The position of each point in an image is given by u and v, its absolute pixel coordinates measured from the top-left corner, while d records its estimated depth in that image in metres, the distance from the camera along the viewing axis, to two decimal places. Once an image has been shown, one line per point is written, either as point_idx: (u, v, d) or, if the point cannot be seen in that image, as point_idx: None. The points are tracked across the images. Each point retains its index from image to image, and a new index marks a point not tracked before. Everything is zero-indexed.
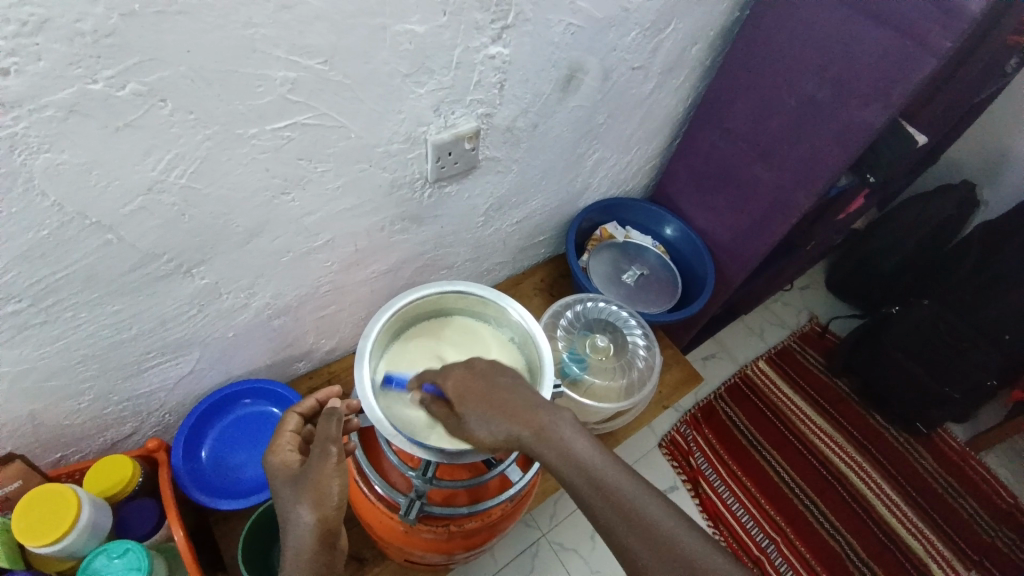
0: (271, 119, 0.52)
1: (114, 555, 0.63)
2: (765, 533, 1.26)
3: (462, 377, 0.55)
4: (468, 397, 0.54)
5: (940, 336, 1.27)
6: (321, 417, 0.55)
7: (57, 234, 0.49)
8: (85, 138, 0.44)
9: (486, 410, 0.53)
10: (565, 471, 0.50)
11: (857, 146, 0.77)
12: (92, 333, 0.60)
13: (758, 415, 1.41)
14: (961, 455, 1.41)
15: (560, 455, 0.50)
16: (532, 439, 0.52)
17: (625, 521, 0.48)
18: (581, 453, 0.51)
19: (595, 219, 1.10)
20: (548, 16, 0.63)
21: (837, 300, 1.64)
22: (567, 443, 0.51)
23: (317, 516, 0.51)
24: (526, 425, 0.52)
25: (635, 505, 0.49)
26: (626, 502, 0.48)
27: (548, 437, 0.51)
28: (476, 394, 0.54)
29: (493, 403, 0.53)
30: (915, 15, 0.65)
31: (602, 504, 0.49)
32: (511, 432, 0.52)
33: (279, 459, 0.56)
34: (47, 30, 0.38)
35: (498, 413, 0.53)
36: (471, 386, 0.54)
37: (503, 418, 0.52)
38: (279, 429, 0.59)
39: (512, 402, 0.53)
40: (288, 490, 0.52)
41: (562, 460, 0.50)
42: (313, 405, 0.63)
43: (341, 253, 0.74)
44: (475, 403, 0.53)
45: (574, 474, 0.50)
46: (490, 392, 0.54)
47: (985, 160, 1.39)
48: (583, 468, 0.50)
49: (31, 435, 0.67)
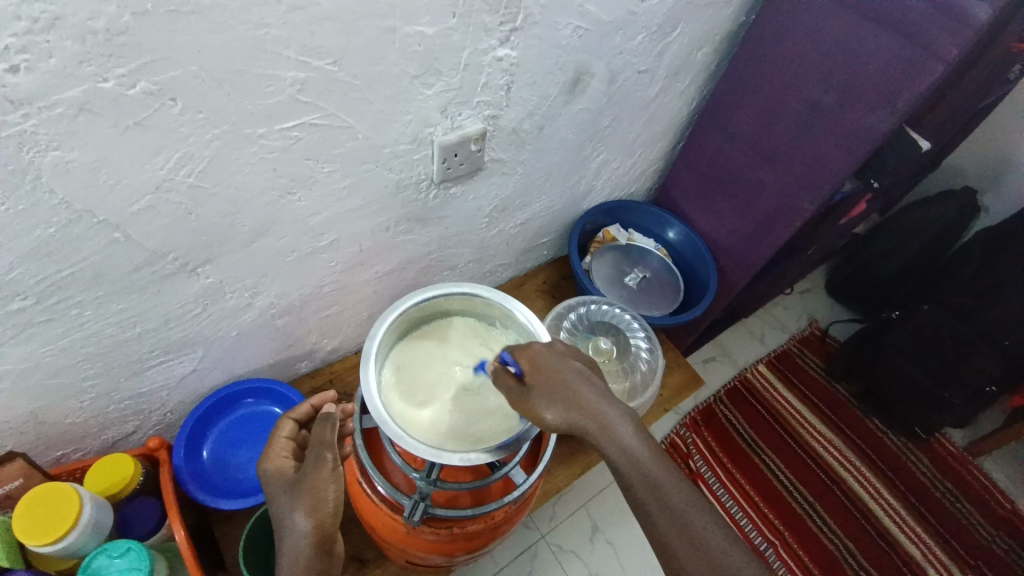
0: (279, 118, 0.52)
1: (114, 555, 0.62)
2: (764, 536, 1.25)
3: (541, 356, 0.59)
4: (542, 374, 0.58)
5: (940, 340, 1.27)
6: (316, 422, 0.56)
7: (64, 232, 0.49)
8: (95, 136, 0.44)
9: (558, 387, 0.57)
10: (617, 459, 0.54)
11: (863, 151, 0.77)
12: (97, 331, 0.60)
13: (758, 418, 1.42)
14: (959, 460, 1.41)
15: (618, 450, 0.54)
16: (592, 425, 0.55)
17: (664, 510, 0.52)
18: (636, 445, 0.55)
19: (599, 222, 1.10)
20: (556, 19, 0.63)
21: (837, 304, 1.65)
22: (624, 433, 0.55)
23: (313, 522, 0.51)
24: (589, 411, 0.56)
25: (675, 498, 0.52)
26: (668, 495, 0.52)
27: (607, 425, 0.55)
28: (550, 372, 0.58)
29: (563, 385, 0.57)
30: (923, 21, 0.65)
31: (648, 495, 0.53)
32: (575, 414, 0.56)
33: (274, 465, 0.56)
34: (60, 28, 0.37)
35: (566, 394, 0.57)
36: (546, 365, 0.59)
37: (571, 399, 0.56)
38: (273, 434, 0.59)
39: (580, 388, 0.57)
40: (285, 497, 0.52)
41: (616, 450, 0.54)
42: (308, 411, 0.62)
43: (346, 253, 0.73)
44: (550, 377, 0.58)
45: (624, 463, 0.54)
46: (565, 371, 0.58)
47: (987, 166, 1.40)
48: (636, 459, 0.54)
49: (33, 433, 0.66)
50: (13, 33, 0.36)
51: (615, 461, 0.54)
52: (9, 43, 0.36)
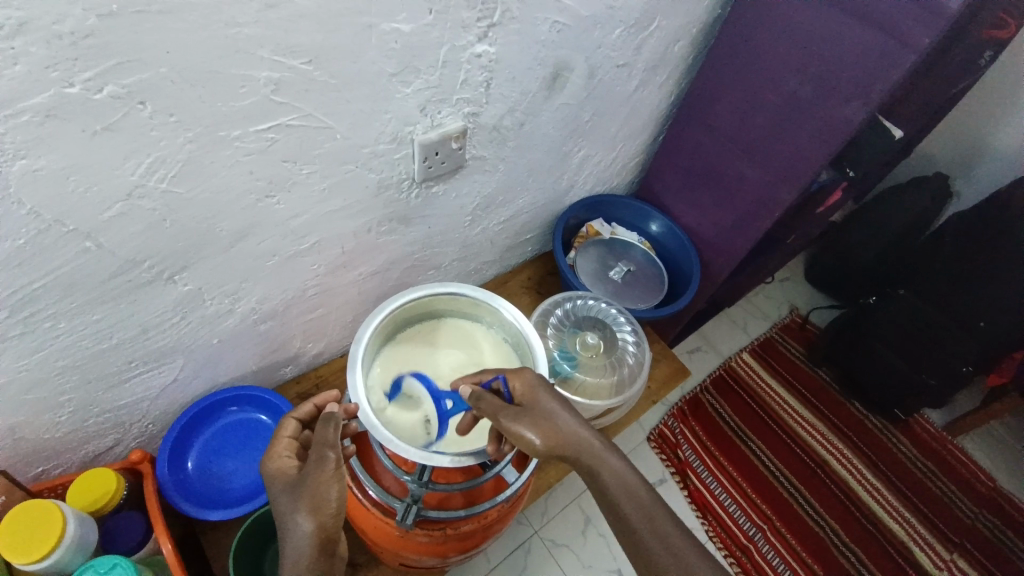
0: (256, 120, 0.51)
1: (100, 570, 0.61)
2: (752, 522, 1.27)
3: (534, 380, 0.60)
4: (535, 400, 0.59)
5: (918, 326, 1.30)
6: (318, 423, 0.55)
7: (34, 242, 0.47)
8: (65, 143, 0.43)
9: (552, 413, 0.58)
10: (608, 486, 0.56)
11: (839, 141, 0.78)
12: (73, 343, 0.58)
13: (743, 406, 1.43)
14: (939, 440, 1.45)
15: (611, 479, 0.56)
16: (582, 451, 0.57)
17: (645, 521, 0.54)
18: (625, 472, 0.57)
19: (582, 217, 1.10)
20: (534, 14, 0.63)
21: (817, 291, 1.67)
22: (614, 460, 0.57)
23: (315, 523, 0.50)
24: (581, 438, 0.57)
25: (654, 514, 0.54)
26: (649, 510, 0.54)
27: (597, 452, 0.57)
28: (542, 398, 0.59)
29: (556, 411, 0.58)
30: (896, 12, 0.66)
31: (640, 520, 0.54)
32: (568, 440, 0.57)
33: (276, 465, 0.55)
34: (26, 33, 0.36)
35: (559, 421, 0.58)
36: (539, 390, 0.59)
37: (564, 426, 0.58)
38: (276, 434, 0.58)
39: (570, 416, 0.59)
40: (285, 499, 0.51)
41: (607, 476, 0.56)
42: (311, 411, 0.61)
43: (328, 256, 0.72)
44: (544, 402, 0.58)
45: (615, 488, 0.56)
46: (557, 398, 0.59)
47: (957, 152, 1.43)
48: (626, 485, 0.56)
49: (10, 450, 0.64)
50: None
51: (605, 487, 0.56)
52: None
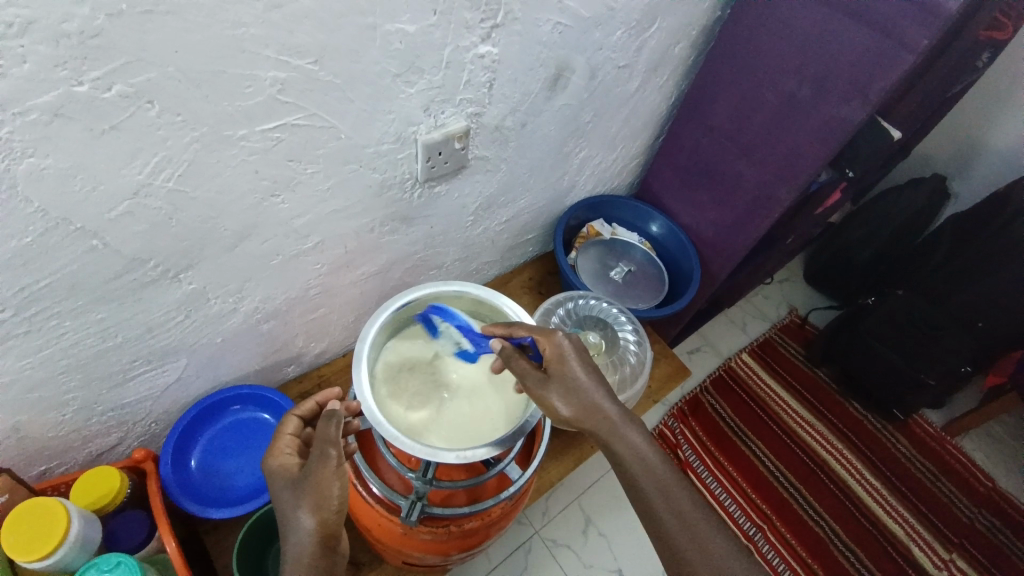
0: (260, 120, 0.51)
1: (105, 568, 0.61)
2: (752, 521, 1.28)
3: (564, 347, 0.60)
4: (562, 367, 0.59)
5: (914, 325, 1.30)
6: (321, 419, 0.54)
7: (40, 240, 0.47)
8: (71, 141, 0.43)
9: (577, 381, 0.58)
10: (623, 456, 0.57)
11: (837, 141, 0.79)
12: (76, 342, 0.58)
13: (743, 406, 1.44)
14: (937, 439, 1.45)
15: (624, 453, 0.57)
16: (602, 423, 0.58)
17: (663, 500, 0.55)
18: (642, 445, 0.57)
19: (582, 217, 1.10)
20: (536, 15, 0.63)
21: (816, 292, 1.68)
22: (633, 434, 0.57)
23: (317, 519, 0.51)
24: (603, 409, 0.58)
25: (671, 490, 0.55)
26: (668, 488, 0.55)
27: (617, 424, 0.58)
28: (569, 366, 0.59)
29: (582, 380, 0.59)
30: (894, 13, 0.67)
31: (656, 492, 0.55)
32: (590, 410, 0.58)
33: (278, 462, 0.55)
34: (33, 32, 0.36)
35: (583, 390, 0.58)
36: (567, 357, 0.59)
37: (588, 395, 0.58)
38: (278, 431, 0.59)
39: (595, 385, 0.59)
40: (287, 495, 0.52)
41: (623, 448, 0.57)
42: (313, 408, 0.61)
43: (330, 255, 0.73)
44: (571, 369, 0.59)
45: (630, 460, 0.57)
46: (586, 365, 0.60)
47: (954, 153, 1.44)
48: (641, 458, 0.57)
49: (12, 449, 0.64)
50: None
51: (620, 457, 0.57)
52: None
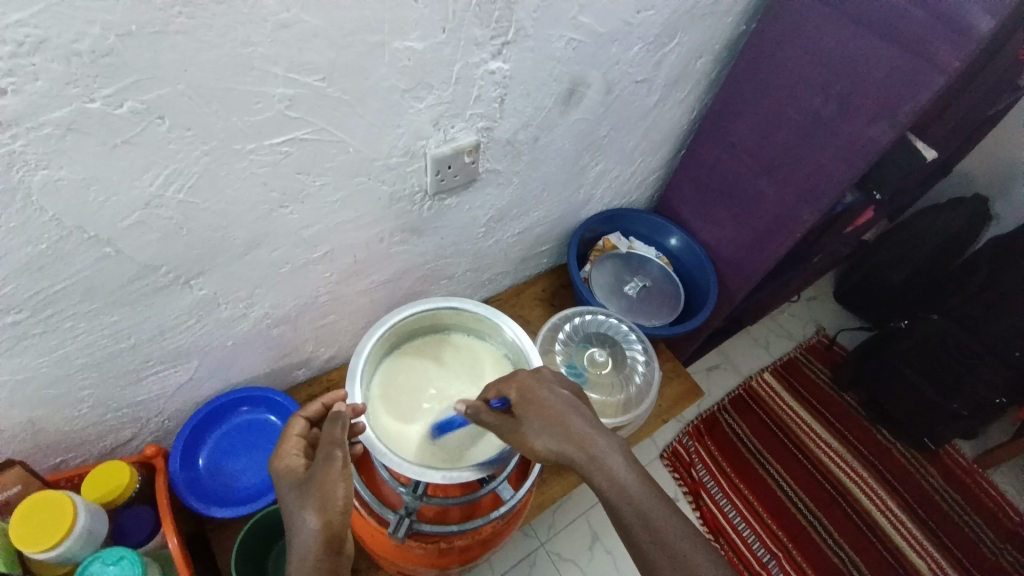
0: (269, 134, 0.52)
1: (108, 562, 0.64)
2: (767, 549, 1.24)
3: (529, 385, 0.58)
4: (529, 403, 0.57)
5: (948, 352, 1.25)
6: (326, 421, 0.55)
7: (56, 247, 0.49)
8: (84, 154, 0.44)
9: (547, 418, 0.56)
10: (606, 490, 0.51)
11: (864, 161, 0.76)
12: (91, 342, 0.60)
13: (762, 428, 1.40)
14: (968, 471, 1.39)
15: (608, 480, 0.52)
16: (580, 453, 0.53)
17: (645, 531, 0.49)
18: (624, 473, 0.52)
19: (598, 230, 1.09)
20: (548, 31, 0.63)
21: (844, 313, 1.63)
22: (614, 462, 0.52)
23: (322, 520, 0.50)
24: (579, 435, 0.54)
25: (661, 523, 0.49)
26: (655, 523, 0.49)
27: (596, 451, 0.53)
28: (537, 399, 0.57)
29: (552, 411, 0.56)
30: (923, 33, 0.64)
31: (643, 533, 0.49)
32: (564, 441, 0.54)
33: (285, 463, 0.55)
34: (45, 51, 0.38)
35: (555, 419, 0.56)
36: (534, 392, 0.58)
37: (561, 425, 0.55)
38: (284, 433, 0.59)
39: (569, 413, 0.56)
40: (294, 496, 0.52)
41: (604, 477, 0.52)
42: (319, 409, 0.61)
43: (340, 264, 0.74)
44: (537, 410, 0.56)
45: (610, 491, 0.51)
46: (555, 403, 0.57)
47: (997, 172, 1.37)
48: (622, 487, 0.51)
49: (30, 441, 0.67)
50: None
51: (603, 490, 0.52)
52: None
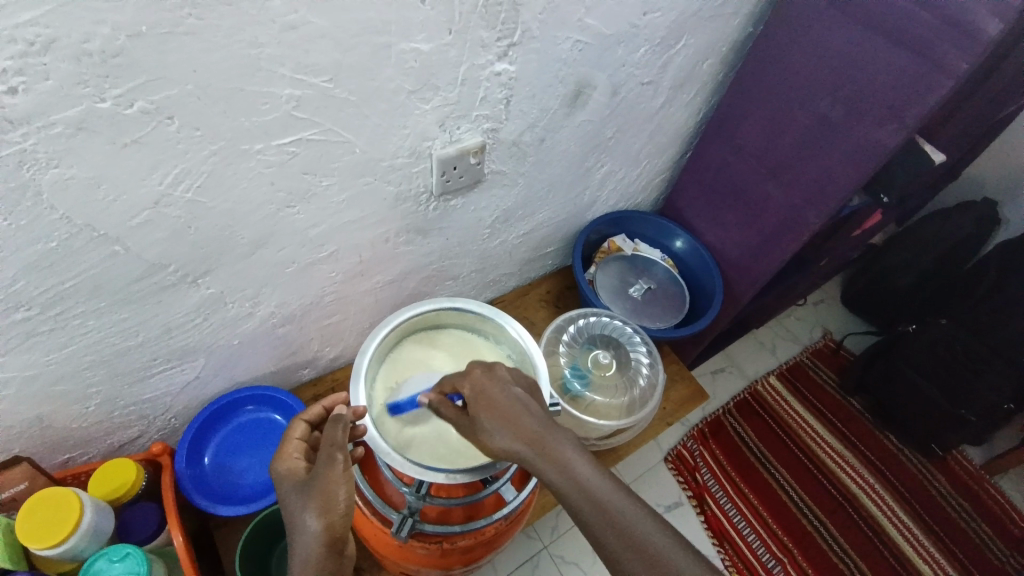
0: (276, 134, 0.53)
1: (114, 558, 0.64)
2: (771, 553, 1.23)
3: (482, 381, 0.56)
4: (481, 402, 0.54)
5: (956, 357, 1.25)
6: (328, 424, 0.55)
7: (65, 245, 0.50)
8: (94, 153, 0.45)
9: (499, 417, 0.53)
10: (565, 490, 0.50)
11: (871, 165, 0.75)
12: (99, 339, 0.61)
13: (767, 431, 1.39)
14: (975, 478, 1.37)
15: (567, 479, 0.50)
16: (535, 452, 0.51)
17: (612, 533, 0.48)
18: (583, 470, 0.50)
19: (604, 231, 1.09)
20: (554, 33, 0.63)
21: (851, 316, 1.61)
22: (573, 460, 0.51)
23: (324, 522, 0.50)
24: (534, 432, 0.52)
25: (628, 521, 0.48)
26: (620, 521, 0.48)
27: (552, 448, 0.51)
28: (489, 397, 0.55)
29: (507, 410, 0.54)
30: (931, 36, 0.64)
31: (612, 538, 0.47)
32: (519, 440, 0.52)
33: (285, 466, 0.55)
34: (55, 50, 0.38)
35: (508, 417, 0.53)
36: (487, 390, 0.55)
37: (515, 424, 0.53)
38: (286, 435, 0.59)
39: (523, 411, 0.54)
40: (296, 497, 0.52)
41: (559, 476, 0.50)
42: (319, 412, 0.62)
43: (346, 264, 0.74)
44: (489, 409, 0.54)
45: (566, 490, 0.50)
46: (508, 400, 0.54)
47: (1007, 176, 1.36)
48: (578, 485, 0.50)
49: (38, 437, 0.68)
50: (9, 56, 0.37)
51: (561, 489, 0.50)
52: (6, 66, 0.37)
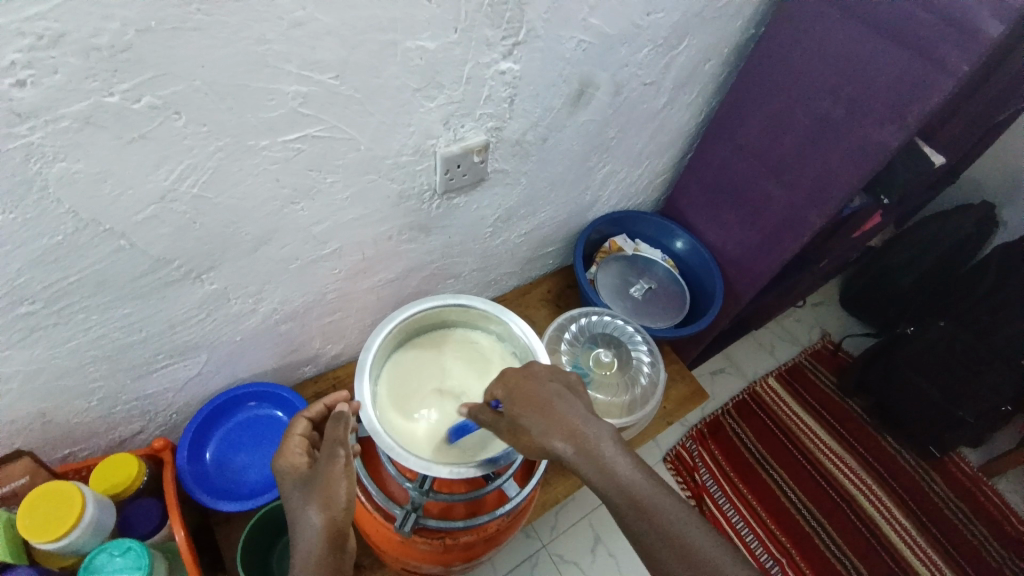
0: (281, 130, 0.53)
1: (116, 553, 0.65)
2: (770, 553, 1.24)
3: (520, 379, 0.57)
4: (519, 399, 0.55)
5: (956, 358, 1.25)
6: (329, 421, 0.55)
7: (71, 239, 0.50)
8: (101, 148, 0.45)
9: (536, 412, 0.54)
10: (600, 483, 0.51)
11: (871, 166, 0.76)
12: (103, 334, 0.61)
13: (766, 432, 1.40)
14: (972, 479, 1.38)
15: (601, 473, 0.51)
16: (570, 445, 0.52)
17: (656, 534, 0.49)
18: (619, 463, 0.51)
19: (605, 231, 1.10)
20: (558, 32, 0.63)
21: (850, 318, 1.62)
22: (613, 454, 0.52)
23: (325, 518, 0.51)
24: (572, 428, 0.53)
25: (673, 520, 0.49)
26: (651, 510, 0.49)
27: (590, 443, 0.52)
28: (526, 394, 0.55)
29: (542, 407, 0.54)
30: (933, 39, 0.65)
31: (642, 526, 0.49)
32: (554, 434, 0.52)
33: (288, 463, 0.56)
34: (63, 44, 0.38)
35: (546, 414, 0.54)
36: (524, 387, 0.56)
37: (551, 419, 0.53)
38: (287, 432, 0.59)
39: (561, 406, 0.54)
40: (298, 494, 0.53)
41: (597, 471, 0.51)
42: (322, 410, 0.61)
43: (348, 261, 0.74)
44: (527, 405, 0.54)
45: (603, 485, 0.50)
46: (545, 396, 0.55)
47: (1005, 179, 1.37)
48: (617, 480, 0.50)
49: (40, 432, 0.68)
50: (18, 49, 0.37)
51: (597, 482, 0.51)
52: (13, 59, 0.37)
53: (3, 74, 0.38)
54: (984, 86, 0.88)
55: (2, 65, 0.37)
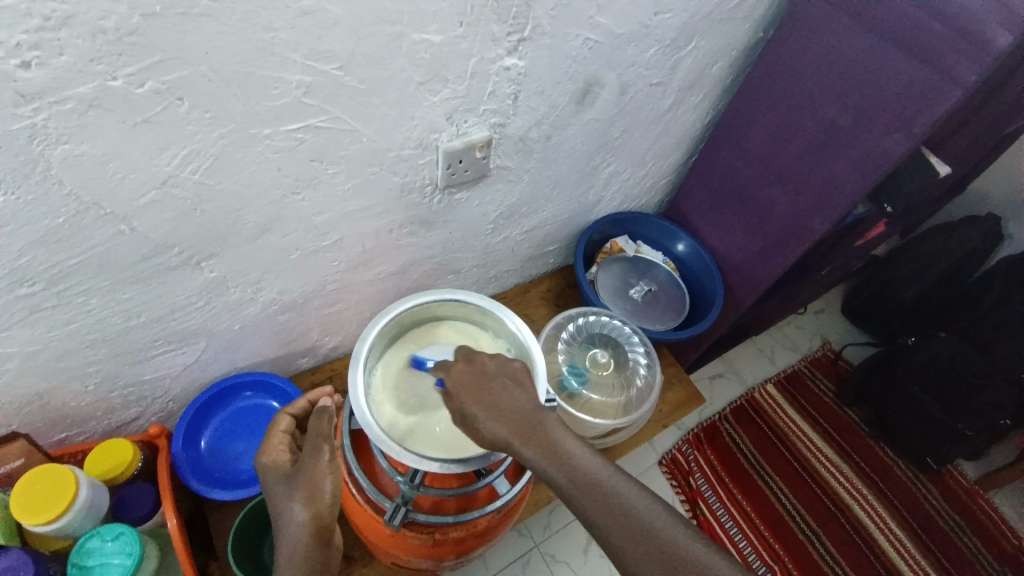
0: (286, 119, 0.53)
1: (107, 538, 0.65)
2: (763, 561, 1.23)
3: (465, 373, 0.58)
4: (466, 391, 0.56)
5: (956, 373, 1.25)
6: (312, 415, 0.57)
7: (72, 222, 0.50)
8: (106, 131, 0.45)
9: (480, 405, 0.55)
10: (549, 471, 0.52)
11: (876, 173, 0.76)
12: (102, 318, 0.61)
13: (763, 438, 1.39)
14: (969, 492, 1.37)
15: (553, 461, 0.52)
16: (519, 435, 0.53)
17: (606, 513, 0.49)
18: (574, 453, 0.52)
19: (606, 232, 1.10)
20: (565, 30, 0.63)
21: (851, 327, 1.62)
22: (568, 443, 0.53)
23: (311, 512, 0.51)
24: (521, 417, 0.54)
25: (621, 496, 0.50)
26: (610, 499, 0.49)
27: (538, 429, 0.54)
28: (473, 387, 0.57)
29: (490, 399, 0.56)
30: (942, 47, 0.64)
31: (597, 512, 0.49)
32: (502, 425, 0.54)
33: (271, 458, 0.56)
34: (71, 26, 0.38)
35: (493, 404, 0.55)
36: (471, 378, 0.57)
37: (498, 409, 0.55)
38: (270, 428, 0.60)
39: (508, 397, 0.56)
40: (281, 489, 0.53)
41: (544, 456, 0.52)
42: (305, 406, 0.61)
43: (349, 253, 0.74)
44: (469, 399, 0.56)
45: (550, 469, 0.52)
46: (491, 388, 0.56)
47: (1012, 192, 1.36)
48: (563, 462, 0.52)
49: (37, 414, 0.68)
50: (25, 30, 0.37)
51: (547, 470, 0.52)
52: (21, 40, 0.37)
53: (10, 54, 0.38)
54: (992, 97, 0.88)
55: (9, 45, 0.37)
